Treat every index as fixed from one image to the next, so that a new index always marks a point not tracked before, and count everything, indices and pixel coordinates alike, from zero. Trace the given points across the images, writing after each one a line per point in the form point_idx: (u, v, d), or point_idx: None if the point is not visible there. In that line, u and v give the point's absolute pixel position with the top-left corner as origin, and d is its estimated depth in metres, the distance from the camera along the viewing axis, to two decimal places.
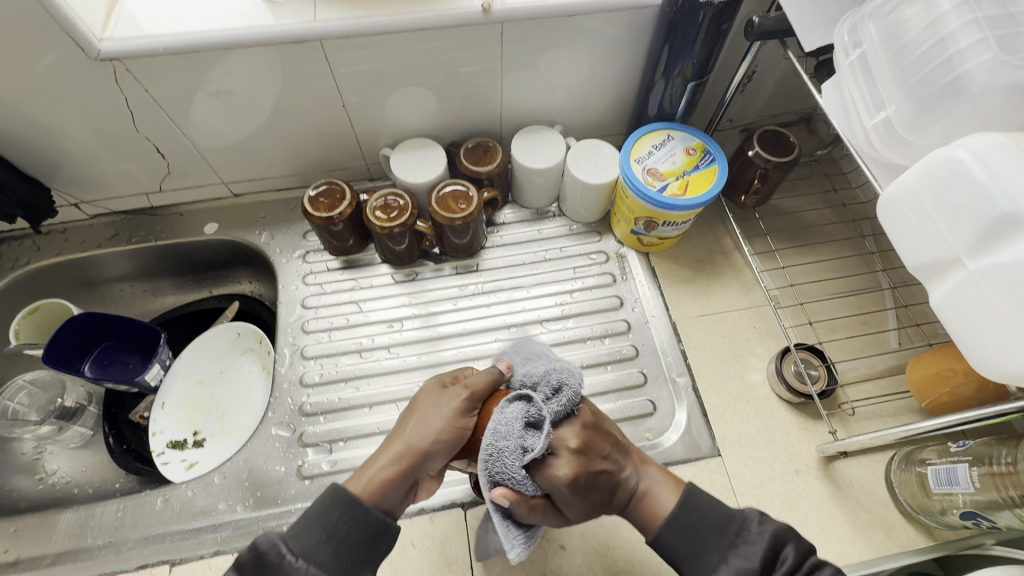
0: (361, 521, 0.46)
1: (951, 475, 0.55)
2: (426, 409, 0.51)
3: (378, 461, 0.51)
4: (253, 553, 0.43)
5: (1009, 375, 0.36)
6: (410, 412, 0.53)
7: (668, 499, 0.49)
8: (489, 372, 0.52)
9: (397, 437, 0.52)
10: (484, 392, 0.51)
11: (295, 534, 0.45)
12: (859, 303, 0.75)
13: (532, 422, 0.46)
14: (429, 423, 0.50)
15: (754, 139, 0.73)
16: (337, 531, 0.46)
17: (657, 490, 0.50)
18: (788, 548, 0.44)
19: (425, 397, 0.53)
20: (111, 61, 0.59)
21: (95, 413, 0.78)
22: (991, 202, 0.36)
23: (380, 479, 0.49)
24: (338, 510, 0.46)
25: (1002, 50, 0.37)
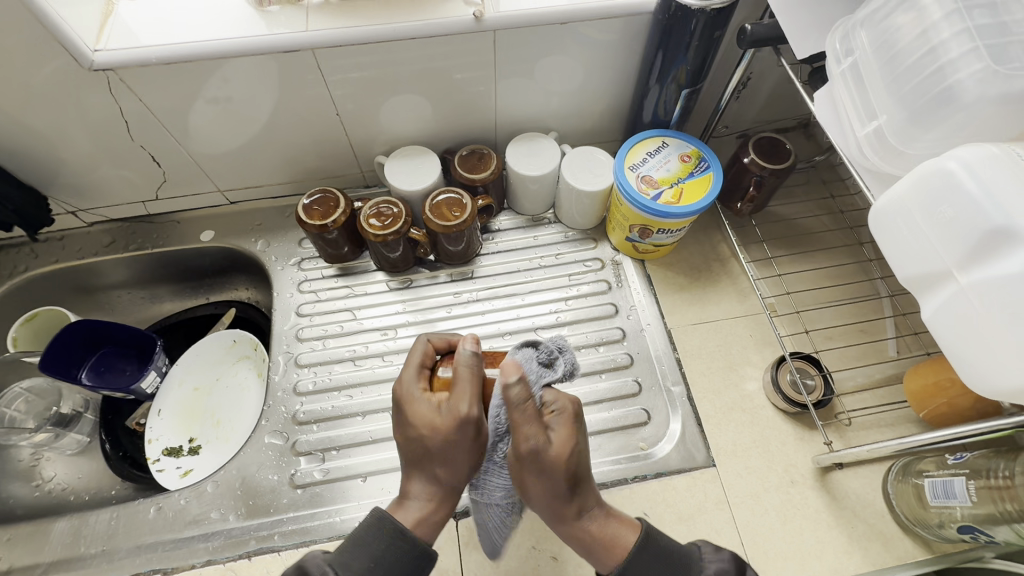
0: (414, 555, 0.47)
1: (948, 488, 0.54)
2: (433, 437, 0.47)
3: (413, 498, 0.49)
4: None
5: (1002, 391, 0.35)
6: (414, 441, 0.48)
7: (628, 536, 0.48)
8: (469, 363, 0.48)
9: (422, 470, 0.49)
10: (478, 389, 0.48)
11: (341, 562, 0.45)
12: (857, 311, 0.74)
13: (546, 362, 0.49)
14: (446, 448, 0.47)
15: (749, 146, 0.72)
16: (380, 558, 0.46)
17: (618, 524, 0.49)
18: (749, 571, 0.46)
19: (420, 418, 0.48)
20: (104, 71, 0.60)
21: (92, 421, 0.79)
22: (984, 215, 0.35)
23: (432, 517, 0.49)
24: (384, 539, 0.46)
25: (995, 60, 0.36)
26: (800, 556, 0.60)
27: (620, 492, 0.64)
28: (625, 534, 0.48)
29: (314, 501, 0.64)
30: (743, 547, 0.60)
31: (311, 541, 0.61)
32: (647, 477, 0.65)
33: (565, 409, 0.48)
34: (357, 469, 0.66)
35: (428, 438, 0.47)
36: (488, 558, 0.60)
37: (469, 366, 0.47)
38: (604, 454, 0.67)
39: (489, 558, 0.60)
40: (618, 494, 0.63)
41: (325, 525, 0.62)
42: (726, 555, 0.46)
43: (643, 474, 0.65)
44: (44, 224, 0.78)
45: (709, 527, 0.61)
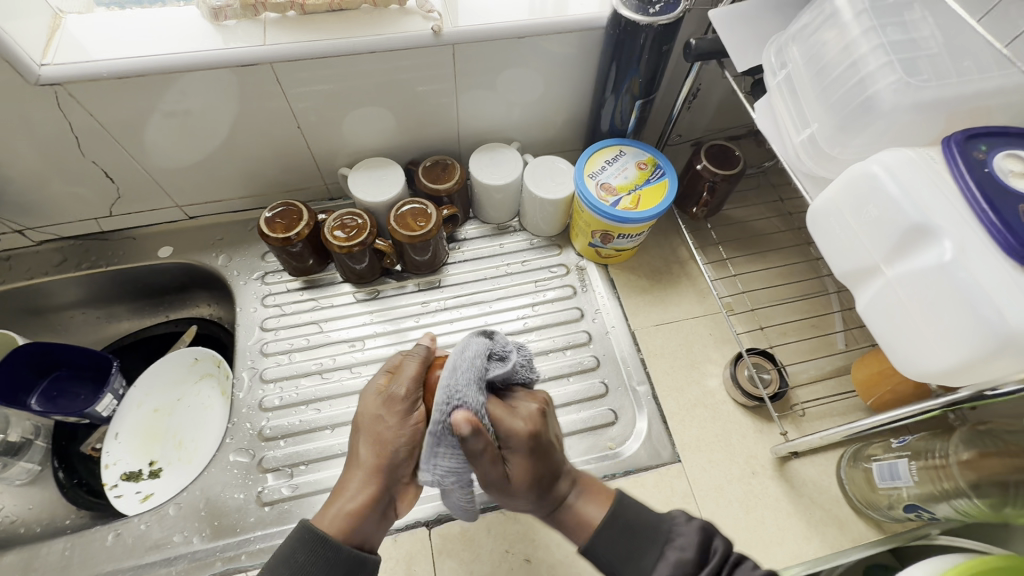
0: (340, 559, 0.48)
1: (893, 470, 0.58)
2: (373, 426, 0.52)
3: (344, 492, 0.52)
4: None
5: (928, 373, 0.38)
6: (359, 432, 0.53)
7: (597, 509, 0.51)
8: (416, 354, 0.54)
9: (355, 464, 0.53)
10: (420, 379, 0.53)
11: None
12: (808, 306, 0.78)
13: (499, 356, 0.49)
14: (383, 440, 0.51)
15: (702, 153, 0.75)
16: (307, 571, 0.47)
17: (589, 501, 0.52)
18: (717, 541, 0.45)
19: (363, 403, 0.53)
20: (52, 86, 0.58)
21: (43, 447, 0.76)
22: (904, 213, 0.38)
23: (352, 510, 0.50)
24: (308, 550, 0.47)
25: (907, 72, 0.40)
26: (763, 544, 0.63)
27: None
28: (594, 510, 0.51)
29: (282, 518, 0.62)
30: None
31: None
32: (616, 476, 0.66)
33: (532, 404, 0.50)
34: (326, 482, 0.65)
35: (369, 427, 0.52)
36: (462, 564, 0.60)
37: (418, 357, 0.53)
38: (574, 455, 0.68)
39: (463, 564, 0.60)
40: None
41: None
42: (695, 525, 0.46)
43: (612, 473, 0.67)
44: None
45: None
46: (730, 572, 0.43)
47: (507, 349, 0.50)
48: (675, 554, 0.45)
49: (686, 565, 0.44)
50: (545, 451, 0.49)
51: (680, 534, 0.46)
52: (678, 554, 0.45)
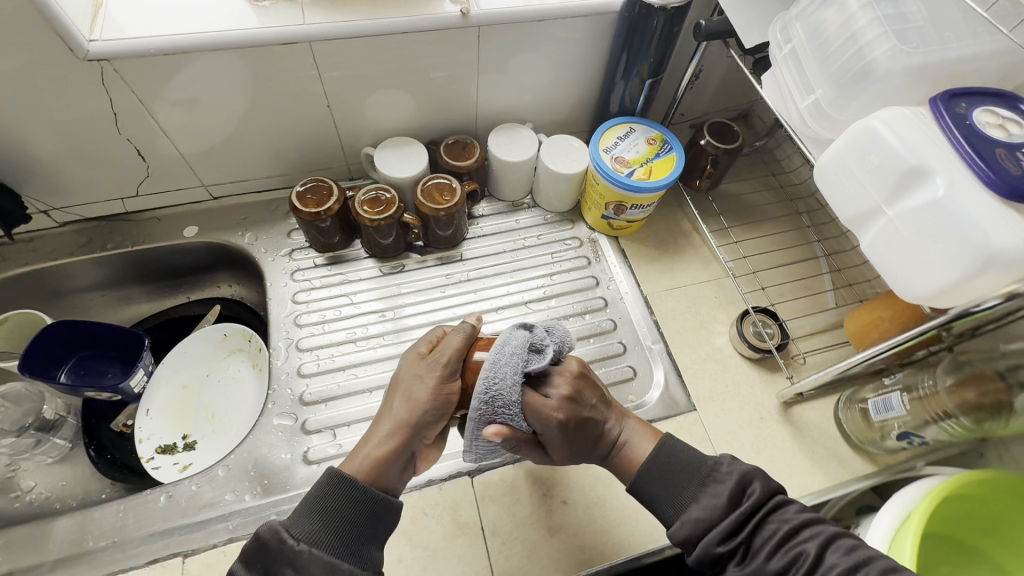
0: (367, 502, 0.49)
1: (886, 403, 0.64)
2: (411, 384, 0.55)
3: (371, 443, 0.53)
4: (256, 541, 0.45)
5: (925, 295, 0.45)
6: (396, 389, 0.57)
7: (645, 446, 0.55)
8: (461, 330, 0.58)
9: (383, 419, 0.55)
10: (461, 352, 0.56)
11: (297, 521, 0.47)
12: (801, 270, 0.85)
13: (535, 348, 0.54)
14: (416, 398, 0.54)
15: (705, 129, 0.82)
16: (338, 513, 0.48)
17: (638, 439, 0.55)
18: (754, 485, 0.48)
19: (406, 367, 0.57)
20: (99, 61, 0.60)
21: (74, 425, 0.77)
22: (903, 159, 0.45)
23: (378, 461, 0.52)
24: (340, 494, 0.48)
25: (900, 41, 0.46)
26: (774, 479, 0.69)
27: None
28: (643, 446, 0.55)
29: None
30: None
31: None
32: None
33: (562, 375, 0.54)
34: None
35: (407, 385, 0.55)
36: (504, 507, 0.64)
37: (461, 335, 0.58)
38: None
39: (505, 507, 0.64)
40: None
41: None
42: (734, 472, 0.48)
43: None
44: (18, 222, 0.75)
45: None
46: (764, 517, 0.46)
47: (541, 341, 0.54)
48: (711, 498, 0.48)
49: (721, 508, 0.47)
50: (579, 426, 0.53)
51: (720, 479, 0.49)
52: (714, 499, 0.48)
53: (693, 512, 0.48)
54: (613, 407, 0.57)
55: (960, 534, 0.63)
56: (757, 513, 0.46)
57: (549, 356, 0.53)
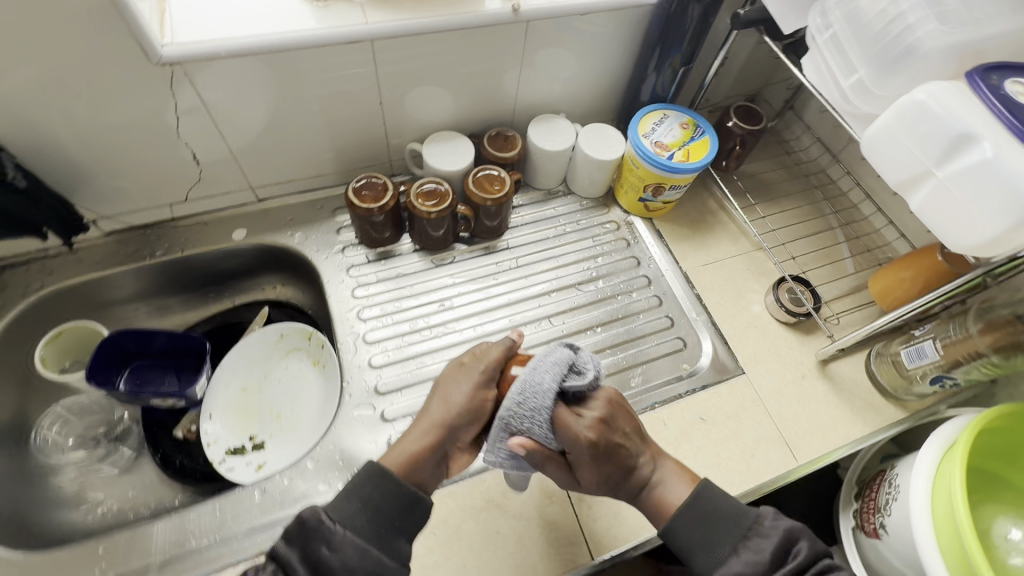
0: (396, 491, 0.53)
1: (920, 351, 0.72)
2: (449, 389, 0.60)
3: (407, 439, 0.58)
4: (299, 524, 0.50)
5: (977, 246, 0.51)
6: (434, 393, 0.61)
7: (681, 491, 0.58)
8: (504, 343, 0.62)
9: (422, 420, 0.59)
10: (498, 363, 0.60)
11: (338, 506, 0.51)
12: (821, 240, 0.92)
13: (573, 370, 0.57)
14: (453, 400, 0.59)
15: (732, 112, 0.88)
16: (372, 501, 0.52)
17: (672, 482, 0.58)
18: (799, 545, 0.52)
19: (448, 374, 0.61)
20: (171, 65, 0.61)
21: (139, 435, 0.78)
22: (951, 127, 0.51)
23: (414, 457, 0.56)
24: (373, 481, 0.53)
25: (941, 22, 0.52)
26: (821, 430, 0.75)
27: (678, 404, 0.75)
28: (679, 490, 0.58)
29: None
30: (779, 430, 0.75)
31: None
32: (696, 390, 0.77)
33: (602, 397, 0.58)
34: None
35: (445, 387, 0.60)
36: None
37: (501, 348, 0.61)
38: (655, 379, 0.78)
39: None
40: (677, 406, 0.75)
41: None
42: (780, 528, 0.53)
43: (692, 387, 0.77)
44: (78, 229, 0.76)
45: (752, 420, 0.75)
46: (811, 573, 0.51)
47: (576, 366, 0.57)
48: (751, 554, 0.52)
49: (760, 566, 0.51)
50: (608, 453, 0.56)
51: (764, 532, 0.54)
52: (753, 556, 0.52)
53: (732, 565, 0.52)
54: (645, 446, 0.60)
55: (1007, 472, 0.68)
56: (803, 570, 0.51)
57: (589, 379, 0.56)
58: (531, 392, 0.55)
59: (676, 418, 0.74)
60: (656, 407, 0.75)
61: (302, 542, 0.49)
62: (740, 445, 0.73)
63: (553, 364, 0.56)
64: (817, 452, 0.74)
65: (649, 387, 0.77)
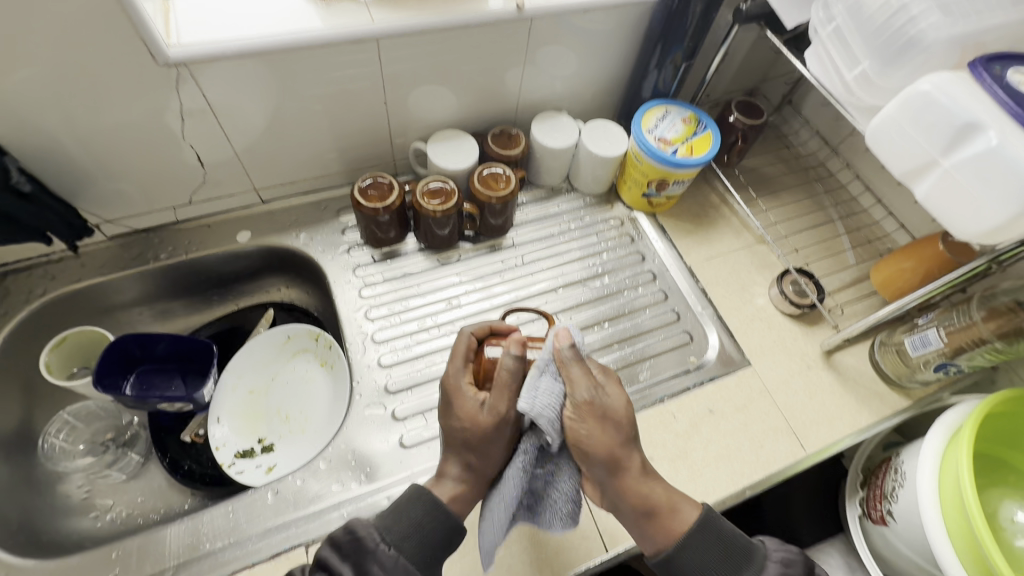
0: (449, 535, 0.54)
1: (925, 339, 0.72)
2: (475, 438, 0.55)
3: (448, 478, 0.57)
4: (351, 536, 0.51)
5: (984, 234, 0.52)
6: (455, 440, 0.57)
7: (690, 512, 0.55)
8: (508, 362, 0.55)
9: (457, 460, 0.57)
10: (512, 393, 0.55)
11: (388, 526, 0.53)
12: (822, 232, 0.93)
13: None
14: (485, 447, 0.56)
15: (732, 107, 0.88)
16: (422, 525, 0.53)
17: (681, 499, 0.56)
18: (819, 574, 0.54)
19: (464, 411, 0.56)
20: (177, 66, 0.61)
21: (146, 439, 0.77)
22: (955, 117, 0.51)
23: (463, 498, 0.57)
24: (424, 508, 0.54)
25: (944, 14, 0.53)
26: (828, 420, 0.76)
27: (687, 397, 0.76)
28: (687, 509, 0.55)
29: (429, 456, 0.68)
30: (787, 421, 0.75)
31: None
32: (704, 383, 0.77)
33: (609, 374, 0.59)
34: None
35: (468, 430, 0.55)
36: None
37: (510, 369, 0.55)
38: (663, 372, 0.79)
39: None
40: (686, 399, 0.76)
41: None
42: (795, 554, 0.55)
43: (699, 380, 0.78)
44: (82, 235, 0.75)
45: (760, 411, 0.76)
46: None
47: None
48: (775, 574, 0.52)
49: None
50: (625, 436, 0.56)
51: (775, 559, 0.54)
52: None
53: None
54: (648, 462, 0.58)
55: (1011, 457, 0.69)
56: None
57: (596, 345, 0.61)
58: (566, 328, 0.57)
59: (686, 411, 0.75)
60: (666, 401, 0.75)
61: (356, 559, 0.50)
62: (749, 436, 0.73)
63: None
64: (825, 441, 0.74)
65: (658, 381, 0.78)
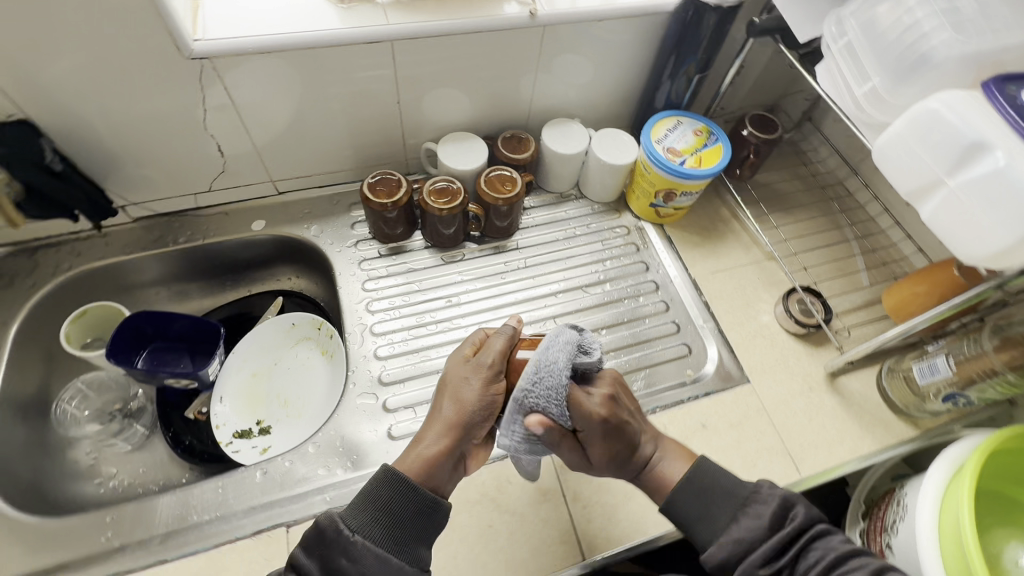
0: (416, 498, 0.53)
1: (932, 367, 0.70)
2: (458, 386, 0.59)
3: (423, 440, 0.57)
4: (316, 531, 0.51)
5: (988, 257, 0.50)
6: (443, 392, 0.60)
7: (680, 468, 0.60)
8: (505, 333, 0.61)
9: (436, 418, 0.59)
10: (504, 355, 0.60)
11: (353, 513, 0.52)
12: (835, 252, 0.91)
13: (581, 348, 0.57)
14: (464, 399, 0.58)
15: (746, 121, 0.87)
16: (388, 507, 0.52)
17: (672, 461, 0.60)
18: (798, 509, 0.53)
19: (453, 367, 0.61)
20: (201, 60, 0.64)
21: (152, 413, 0.80)
22: (963, 136, 0.50)
23: (431, 457, 0.56)
24: (389, 487, 0.53)
25: (956, 31, 0.52)
26: (827, 444, 0.74)
27: (680, 410, 0.75)
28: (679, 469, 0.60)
29: None
30: (782, 442, 0.73)
31: None
32: (698, 397, 0.76)
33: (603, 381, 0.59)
34: None
35: (455, 387, 0.59)
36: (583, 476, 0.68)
37: (508, 337, 0.60)
38: (657, 383, 0.78)
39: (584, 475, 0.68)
40: (679, 412, 0.75)
41: None
42: (777, 494, 0.54)
43: (694, 394, 0.77)
44: (105, 215, 0.79)
45: (755, 430, 0.74)
46: (810, 545, 0.50)
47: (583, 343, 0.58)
48: (751, 520, 0.53)
49: (761, 529, 0.52)
50: (618, 429, 0.58)
51: (762, 499, 0.54)
52: (754, 521, 0.53)
53: (735, 532, 0.53)
54: (646, 424, 0.62)
55: (1016, 492, 0.66)
56: (805, 539, 0.51)
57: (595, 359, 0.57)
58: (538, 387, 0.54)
59: (677, 424, 0.74)
60: (658, 412, 0.74)
61: (321, 551, 0.50)
62: (741, 453, 0.72)
63: (564, 340, 0.56)
64: (821, 466, 0.72)
65: (652, 391, 0.77)
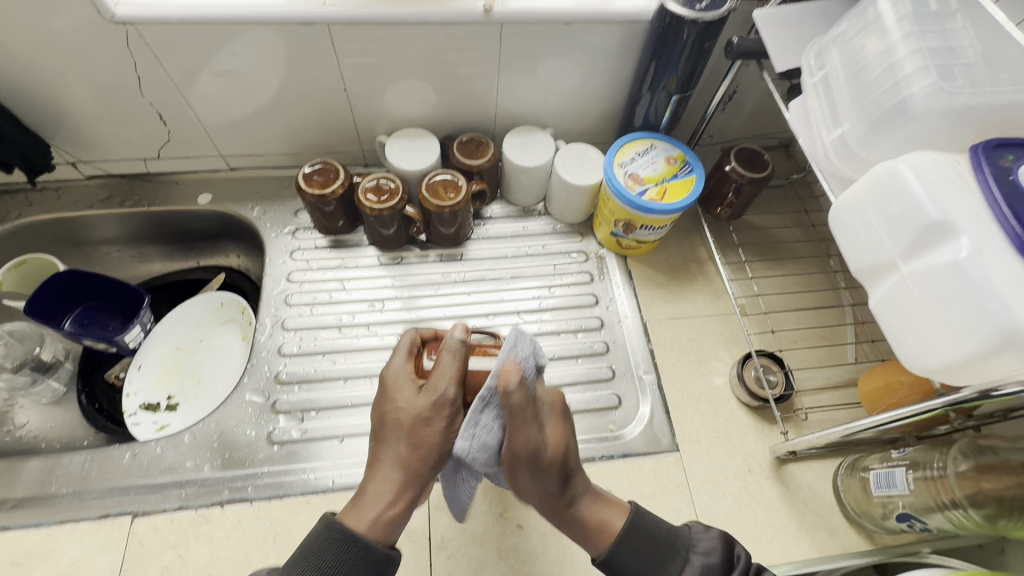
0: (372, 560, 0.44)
1: (889, 478, 0.59)
2: (411, 424, 0.46)
3: (370, 495, 0.46)
4: None
5: (933, 368, 0.40)
6: (388, 427, 0.47)
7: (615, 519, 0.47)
8: (455, 349, 0.46)
9: (385, 458, 0.47)
10: (461, 378, 0.46)
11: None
12: (819, 317, 0.79)
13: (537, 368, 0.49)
14: (422, 441, 0.46)
15: (732, 154, 0.77)
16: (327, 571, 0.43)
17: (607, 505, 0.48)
18: (737, 547, 0.46)
19: (403, 396, 0.47)
20: (124, 25, 0.62)
21: (69, 370, 0.80)
22: (924, 210, 0.39)
23: (387, 516, 0.45)
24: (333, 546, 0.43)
25: (942, 77, 0.41)
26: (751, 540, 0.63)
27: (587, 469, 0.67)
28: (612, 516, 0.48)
29: (290, 458, 0.65)
30: None
31: (283, 495, 0.62)
32: (612, 457, 0.68)
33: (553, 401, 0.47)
34: (333, 430, 0.67)
35: (408, 427, 0.46)
36: (456, 521, 0.62)
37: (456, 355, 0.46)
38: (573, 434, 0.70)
39: (458, 522, 0.62)
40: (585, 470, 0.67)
41: (298, 481, 0.63)
42: (715, 534, 0.47)
43: (609, 454, 0.68)
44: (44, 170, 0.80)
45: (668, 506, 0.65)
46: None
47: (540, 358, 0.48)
48: (700, 558, 0.45)
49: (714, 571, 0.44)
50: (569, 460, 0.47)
51: (702, 546, 0.46)
52: (705, 560, 0.45)
53: None
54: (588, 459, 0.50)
55: None
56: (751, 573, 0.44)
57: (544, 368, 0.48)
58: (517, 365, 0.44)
59: None
60: None
61: None
62: None
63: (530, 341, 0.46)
64: None
65: None
